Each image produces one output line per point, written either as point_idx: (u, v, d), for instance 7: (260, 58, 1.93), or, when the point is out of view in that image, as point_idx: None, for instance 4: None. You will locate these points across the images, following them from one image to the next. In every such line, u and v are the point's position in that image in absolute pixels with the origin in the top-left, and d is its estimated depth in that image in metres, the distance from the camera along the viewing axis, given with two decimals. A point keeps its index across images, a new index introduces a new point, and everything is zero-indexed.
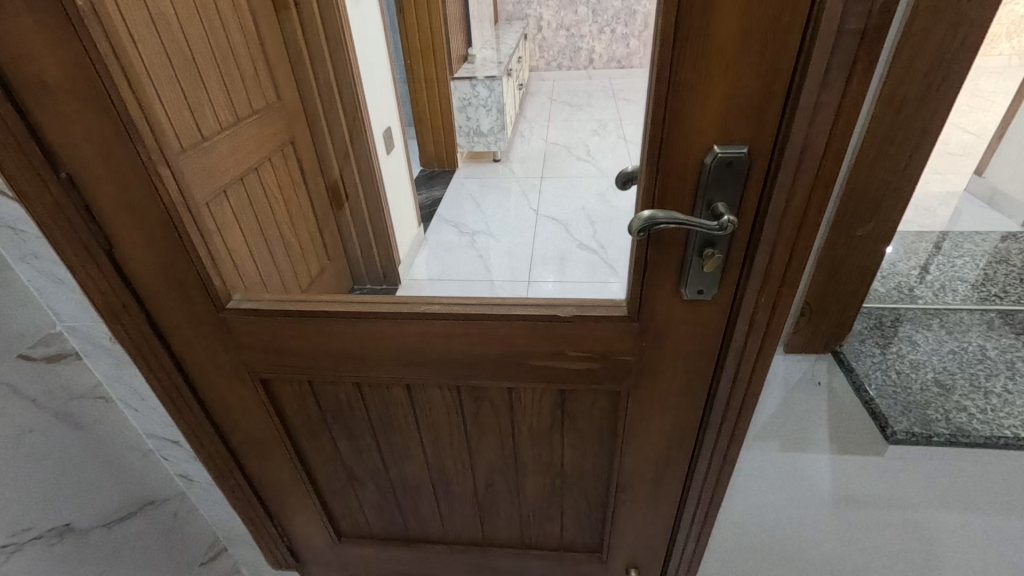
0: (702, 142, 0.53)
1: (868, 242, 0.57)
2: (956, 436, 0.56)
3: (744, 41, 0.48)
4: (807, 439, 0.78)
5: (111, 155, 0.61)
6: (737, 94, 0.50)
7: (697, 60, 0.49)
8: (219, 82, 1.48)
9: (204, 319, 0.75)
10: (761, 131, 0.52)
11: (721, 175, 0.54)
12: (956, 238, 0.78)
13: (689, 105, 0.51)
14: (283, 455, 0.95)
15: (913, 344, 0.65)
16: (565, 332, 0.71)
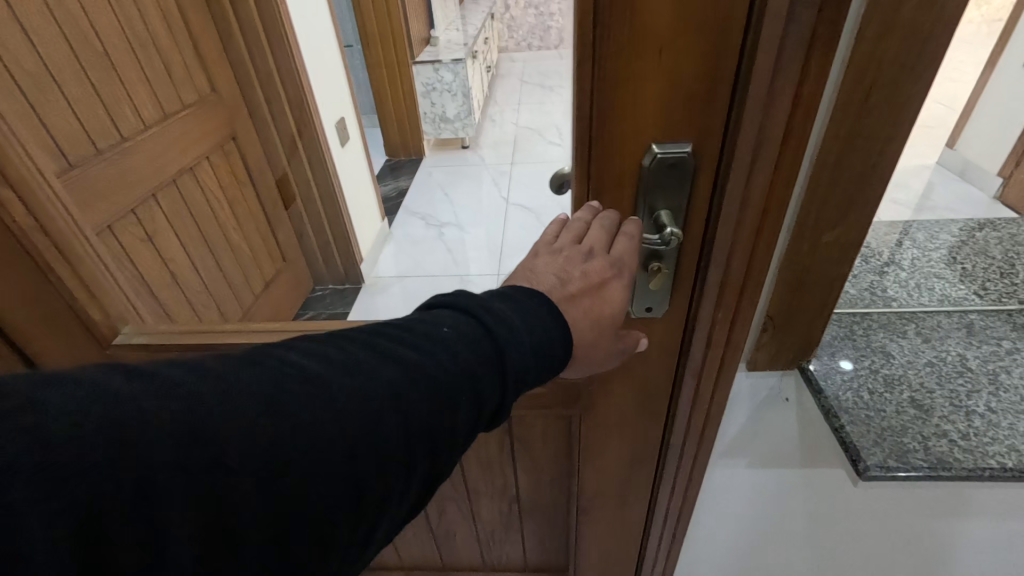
0: (640, 141, 0.45)
1: (835, 249, 0.50)
2: (935, 469, 0.50)
3: (680, 17, 0.39)
4: (776, 455, 0.72)
5: None
6: (677, 83, 0.42)
7: (625, 43, 0.40)
8: (140, 75, 1.35)
9: (88, 356, 0.66)
10: (706, 126, 0.44)
11: (662, 179, 0.46)
12: (931, 228, 0.72)
13: (619, 97, 0.43)
14: None
15: (887, 357, 0.59)
16: None
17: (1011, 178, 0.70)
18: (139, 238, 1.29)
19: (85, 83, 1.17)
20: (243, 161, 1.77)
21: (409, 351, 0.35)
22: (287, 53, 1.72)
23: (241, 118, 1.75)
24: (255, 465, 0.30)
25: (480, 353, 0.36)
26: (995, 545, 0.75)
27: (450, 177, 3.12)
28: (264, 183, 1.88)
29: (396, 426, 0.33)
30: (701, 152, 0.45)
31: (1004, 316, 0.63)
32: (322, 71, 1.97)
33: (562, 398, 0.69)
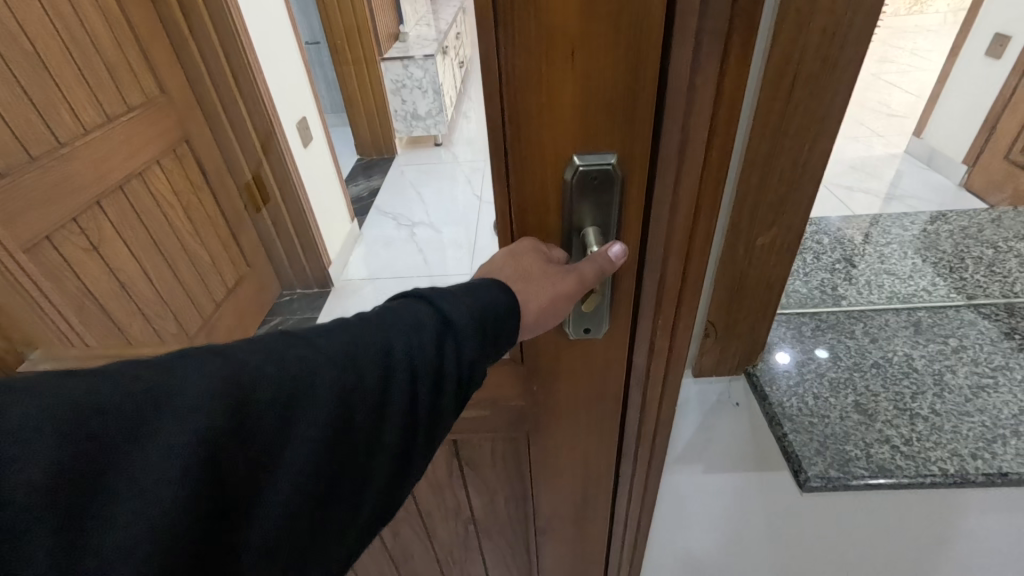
0: (560, 154, 0.42)
1: (772, 251, 0.48)
2: (878, 476, 0.48)
3: (591, 17, 0.36)
4: (732, 458, 0.70)
5: None
6: (595, 88, 0.39)
7: (533, 46, 0.37)
8: (79, 78, 1.28)
9: None
10: (630, 134, 0.41)
11: (586, 193, 0.43)
12: (886, 224, 0.73)
13: (534, 104, 0.40)
14: None
15: (835, 358, 0.57)
16: None
17: (976, 165, 0.72)
18: (82, 250, 1.26)
19: (15, 86, 1.12)
20: (199, 164, 1.72)
21: (360, 326, 0.39)
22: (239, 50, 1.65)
23: (195, 119, 1.68)
24: (228, 423, 0.32)
25: (421, 336, 0.38)
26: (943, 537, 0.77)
27: None
28: (223, 186, 1.83)
29: (363, 373, 0.37)
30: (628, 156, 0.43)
31: (954, 312, 0.62)
32: (280, 70, 1.91)
33: (507, 420, 0.67)
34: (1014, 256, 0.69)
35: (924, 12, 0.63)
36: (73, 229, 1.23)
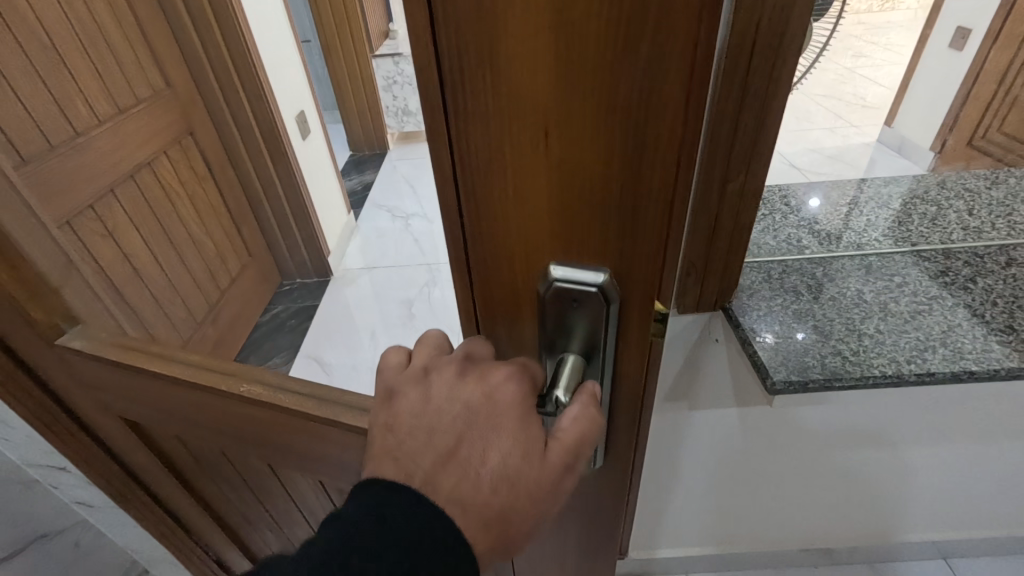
0: (535, 258, 0.34)
1: (739, 196, 0.57)
2: (830, 380, 0.57)
3: (568, 92, 0.27)
4: (711, 396, 0.80)
5: None
6: (572, 184, 0.30)
7: (495, 126, 0.29)
8: (92, 72, 1.34)
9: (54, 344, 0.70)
10: (618, 247, 0.33)
11: (564, 311, 0.36)
12: (842, 187, 0.81)
13: (497, 199, 0.32)
14: (178, 477, 0.92)
15: (797, 295, 0.66)
16: None
17: (942, 152, 0.83)
18: (98, 235, 1.32)
19: (34, 76, 1.17)
20: (202, 155, 1.77)
21: None
22: (241, 44, 1.69)
23: (198, 112, 1.74)
24: None
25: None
26: (890, 450, 0.91)
27: (415, 171, 3.16)
28: (225, 178, 1.88)
29: None
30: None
31: (899, 258, 0.71)
32: (281, 66, 1.97)
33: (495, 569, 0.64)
34: (955, 211, 0.78)
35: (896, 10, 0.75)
36: (89, 215, 1.29)
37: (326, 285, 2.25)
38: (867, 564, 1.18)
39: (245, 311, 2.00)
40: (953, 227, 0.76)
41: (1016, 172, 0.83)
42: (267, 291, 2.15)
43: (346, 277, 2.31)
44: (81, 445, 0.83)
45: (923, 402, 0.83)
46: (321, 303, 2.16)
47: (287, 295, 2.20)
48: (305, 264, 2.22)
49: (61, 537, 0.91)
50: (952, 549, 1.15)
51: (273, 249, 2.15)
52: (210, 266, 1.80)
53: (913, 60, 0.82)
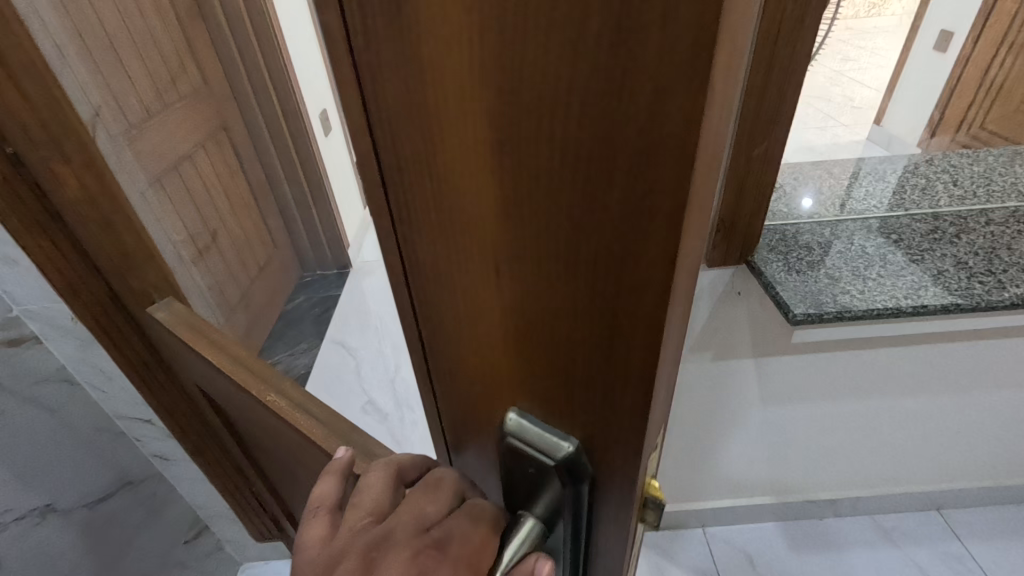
0: (495, 388, 0.30)
1: (761, 161, 0.67)
2: (840, 312, 0.70)
3: (511, 227, 0.23)
4: (733, 346, 0.91)
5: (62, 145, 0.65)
6: (519, 322, 0.26)
7: (441, 243, 0.26)
8: (143, 69, 1.43)
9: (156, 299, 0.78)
10: (572, 406, 0.27)
11: (520, 461, 0.31)
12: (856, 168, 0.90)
13: (450, 313, 0.29)
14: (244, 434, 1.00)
15: (810, 250, 0.77)
16: None
17: (927, 147, 0.93)
18: None
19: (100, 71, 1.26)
20: (234, 149, 1.87)
21: None
22: (273, 44, 1.79)
23: (229, 108, 1.83)
24: None
25: None
26: (890, 400, 1.02)
27: None
28: (253, 172, 1.98)
29: None
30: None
31: (895, 221, 0.82)
32: (307, 65, 2.06)
33: None
34: (941, 182, 0.90)
35: (882, 14, 0.79)
36: None
37: (346, 276, 2.34)
38: (867, 516, 1.29)
39: (270, 300, 2.07)
40: (941, 196, 0.87)
41: (995, 150, 0.94)
42: (288, 282, 2.23)
43: (364, 268, 2.39)
44: (166, 401, 0.91)
45: (920, 354, 0.94)
46: (342, 293, 2.25)
47: (308, 286, 2.28)
48: (325, 256, 2.30)
49: (142, 487, 0.99)
50: (944, 500, 1.26)
51: (294, 240, 2.24)
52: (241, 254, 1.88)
53: (901, 59, 0.84)
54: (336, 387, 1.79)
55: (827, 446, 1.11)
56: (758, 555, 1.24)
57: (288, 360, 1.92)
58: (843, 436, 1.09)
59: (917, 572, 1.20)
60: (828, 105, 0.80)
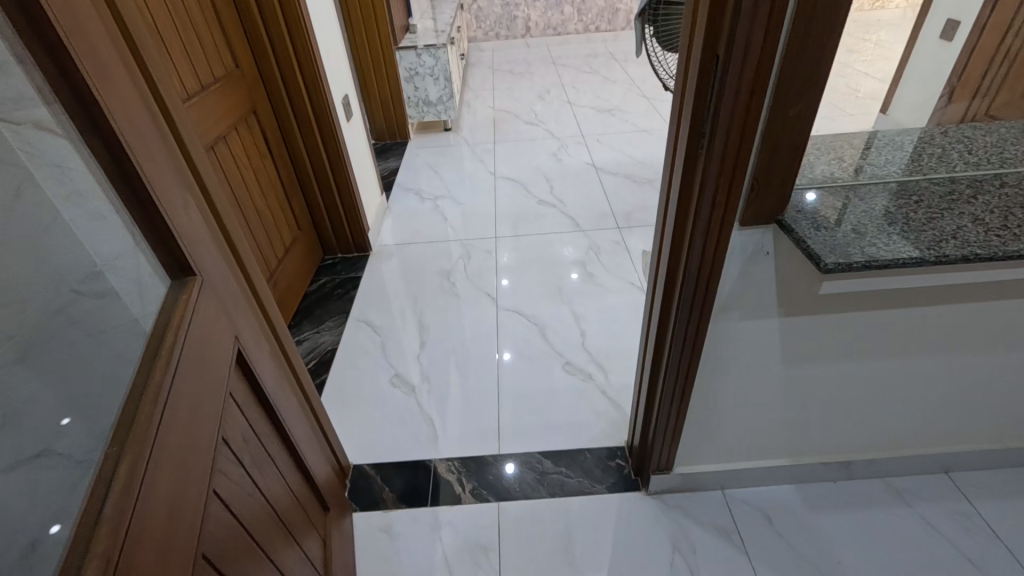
0: None
1: (797, 121, 0.73)
2: (870, 262, 0.77)
3: None
4: (761, 306, 0.97)
5: (122, 101, 0.62)
6: None
7: None
8: (183, 52, 1.48)
9: (200, 252, 0.76)
10: None
11: None
12: (875, 138, 0.95)
13: None
14: (268, 389, 0.96)
15: (837, 209, 0.84)
16: (188, 392, 0.66)
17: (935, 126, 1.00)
18: None
19: None
20: (262, 133, 1.92)
21: None
22: (302, 29, 1.84)
23: (258, 92, 1.89)
24: None
25: None
26: (899, 361, 1.09)
27: (437, 158, 3.34)
28: (280, 155, 2.04)
29: None
30: (717, 55, 0.69)
31: (915, 184, 0.88)
32: (330, 51, 2.12)
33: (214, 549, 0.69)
34: (957, 151, 0.95)
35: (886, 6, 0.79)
36: None
37: (366, 260, 2.41)
38: (880, 479, 1.35)
39: (296, 282, 2.13)
40: (956, 162, 0.93)
41: (1003, 124, 1.00)
42: (312, 265, 2.30)
43: (383, 252, 2.45)
44: None
45: (930, 312, 1.01)
46: (362, 275, 2.31)
47: (329, 268, 2.35)
48: (346, 240, 2.38)
49: None
50: (953, 463, 1.33)
51: (317, 223, 2.31)
52: (270, 234, 1.95)
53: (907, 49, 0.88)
54: (363, 362, 1.85)
55: (842, 406, 1.18)
56: (776, 514, 1.30)
57: (314, 337, 1.99)
58: (855, 397, 1.16)
59: (928, 528, 1.26)
60: (838, 96, 0.81)
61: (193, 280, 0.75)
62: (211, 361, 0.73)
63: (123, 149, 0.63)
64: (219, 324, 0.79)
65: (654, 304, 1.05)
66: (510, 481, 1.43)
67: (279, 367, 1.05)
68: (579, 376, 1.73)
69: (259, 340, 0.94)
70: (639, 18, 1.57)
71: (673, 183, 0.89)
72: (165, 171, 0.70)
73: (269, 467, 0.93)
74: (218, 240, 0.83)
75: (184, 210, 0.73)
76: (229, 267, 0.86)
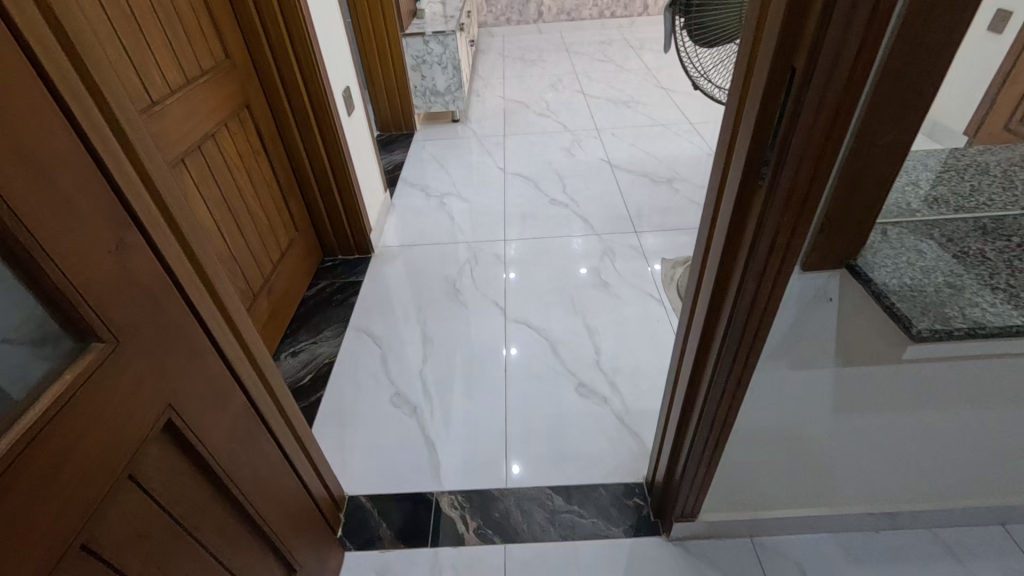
0: None
1: (890, 151, 0.59)
2: (974, 329, 0.64)
3: None
4: (816, 355, 0.83)
5: (21, 123, 0.49)
6: None
7: None
8: (165, 42, 1.35)
9: (136, 299, 0.63)
10: None
11: None
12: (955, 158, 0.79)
13: None
14: (230, 450, 0.81)
15: (920, 253, 0.70)
16: (35, 480, 0.51)
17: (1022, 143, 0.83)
18: None
19: (120, 44, 1.19)
20: (257, 128, 1.78)
21: None
22: (298, 15, 1.69)
23: (253, 84, 1.75)
24: None
25: None
26: (966, 414, 0.96)
27: (444, 151, 3.19)
28: (276, 152, 1.90)
29: None
30: (794, 67, 0.55)
31: (1010, 220, 0.74)
32: (329, 39, 1.96)
33: None
34: None
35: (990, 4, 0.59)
36: None
37: (368, 262, 2.28)
38: (926, 529, 1.22)
39: (294, 286, 2.01)
40: None
41: None
42: (311, 266, 2.18)
43: (385, 254, 2.32)
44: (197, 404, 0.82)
45: (1012, 363, 0.87)
46: (363, 279, 2.19)
47: (328, 272, 2.23)
48: (347, 242, 2.25)
49: None
50: (1010, 514, 1.19)
51: (317, 223, 2.18)
52: (265, 238, 1.82)
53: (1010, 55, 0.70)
54: (362, 378, 1.73)
55: (893, 457, 1.05)
56: (810, 566, 1.18)
57: (311, 348, 1.87)
58: (910, 449, 1.03)
59: None
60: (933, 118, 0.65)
61: (95, 346, 0.58)
62: (109, 428, 0.59)
63: (31, 185, 0.50)
64: (128, 401, 0.61)
65: (689, 343, 0.93)
66: (517, 518, 1.32)
67: (250, 424, 0.88)
68: (594, 400, 1.60)
69: (211, 403, 0.77)
70: (670, 8, 1.41)
71: (719, 211, 0.76)
72: (80, 211, 0.55)
73: (204, 544, 0.77)
74: (167, 283, 0.69)
75: (99, 256, 0.57)
76: (181, 315, 0.71)
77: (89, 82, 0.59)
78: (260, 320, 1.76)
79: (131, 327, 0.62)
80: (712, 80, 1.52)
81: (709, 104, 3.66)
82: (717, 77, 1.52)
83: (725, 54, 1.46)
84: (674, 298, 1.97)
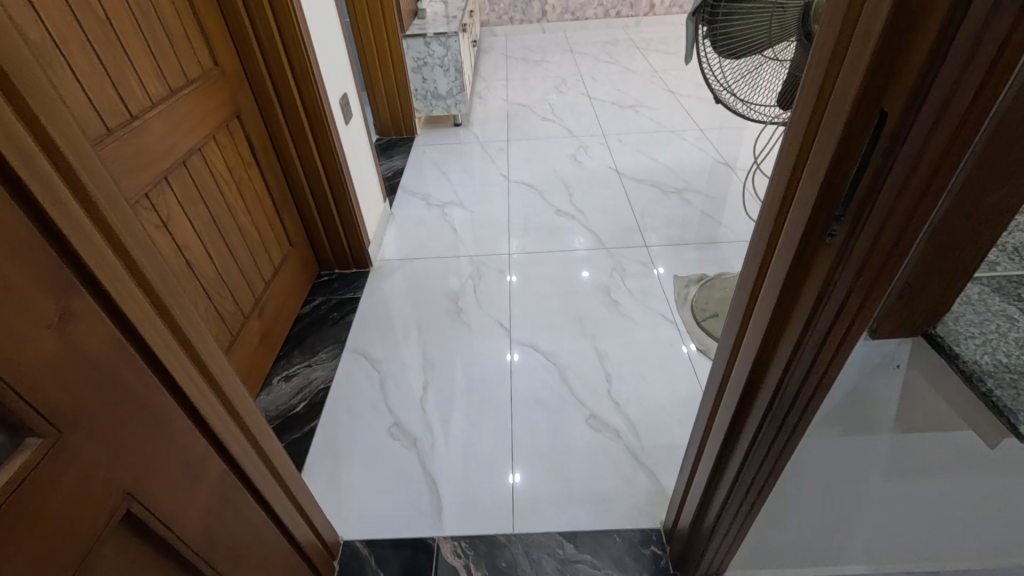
0: None
1: (992, 212, 0.49)
2: None
3: None
4: (872, 423, 0.73)
5: None
6: None
7: None
8: (146, 51, 1.24)
9: (86, 377, 0.53)
10: None
11: None
12: None
13: None
14: (203, 528, 0.72)
15: (1011, 321, 0.60)
16: None
17: None
18: (153, 225, 1.26)
19: (91, 54, 1.08)
20: (248, 140, 1.68)
21: None
22: (291, 20, 1.59)
23: (243, 93, 1.65)
24: None
25: None
26: None
27: (446, 157, 3.09)
28: (269, 163, 1.80)
29: None
30: (885, 111, 0.45)
31: None
32: (325, 44, 1.85)
33: None
34: None
35: None
36: (145, 203, 1.23)
37: (366, 277, 2.18)
38: None
39: (288, 304, 1.91)
40: None
41: None
42: (306, 281, 2.08)
43: (384, 268, 2.22)
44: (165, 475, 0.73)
45: None
46: (361, 295, 2.09)
47: (325, 286, 2.13)
48: (344, 256, 2.15)
49: None
50: None
51: (312, 236, 2.08)
52: (257, 255, 1.72)
53: None
54: (359, 405, 1.63)
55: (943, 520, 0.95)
56: None
57: (305, 372, 1.77)
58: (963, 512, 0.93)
59: None
60: None
61: (32, 442, 0.49)
62: (47, 537, 0.49)
63: None
64: (74, 500, 0.52)
65: (726, 396, 0.83)
66: (525, 567, 1.23)
67: (230, 491, 0.79)
68: (606, 434, 1.51)
69: (181, 479, 0.67)
70: (692, 16, 1.31)
71: (771, 262, 0.66)
72: (8, 283, 0.45)
73: None
74: (126, 350, 0.59)
75: (35, 334, 0.48)
76: (144, 385, 0.61)
77: (26, 117, 0.48)
78: (251, 343, 1.66)
79: (80, 411, 0.53)
80: (737, 94, 1.44)
81: (718, 109, 3.56)
82: (741, 91, 1.44)
83: (750, 67, 1.39)
84: (688, 319, 1.87)
